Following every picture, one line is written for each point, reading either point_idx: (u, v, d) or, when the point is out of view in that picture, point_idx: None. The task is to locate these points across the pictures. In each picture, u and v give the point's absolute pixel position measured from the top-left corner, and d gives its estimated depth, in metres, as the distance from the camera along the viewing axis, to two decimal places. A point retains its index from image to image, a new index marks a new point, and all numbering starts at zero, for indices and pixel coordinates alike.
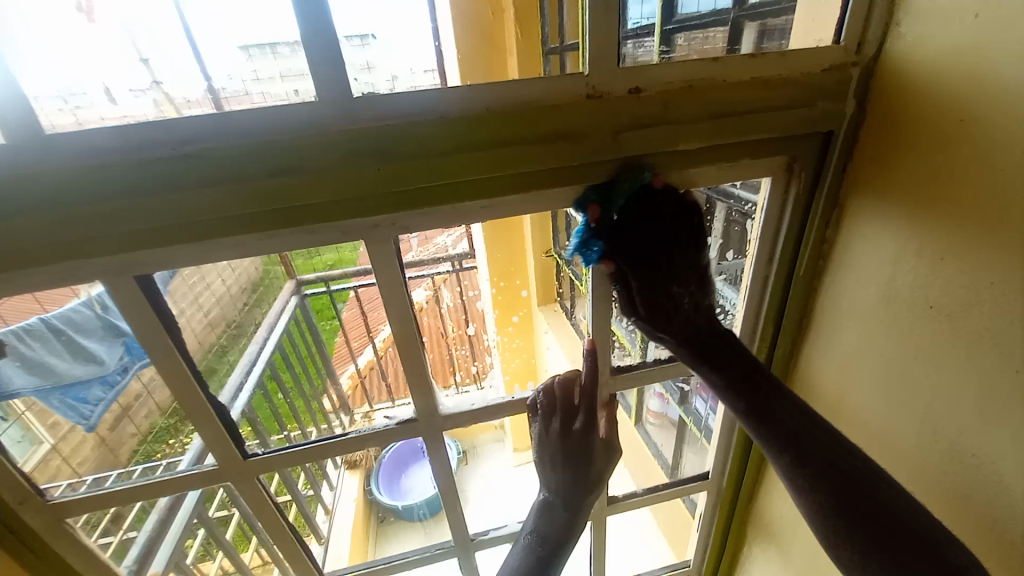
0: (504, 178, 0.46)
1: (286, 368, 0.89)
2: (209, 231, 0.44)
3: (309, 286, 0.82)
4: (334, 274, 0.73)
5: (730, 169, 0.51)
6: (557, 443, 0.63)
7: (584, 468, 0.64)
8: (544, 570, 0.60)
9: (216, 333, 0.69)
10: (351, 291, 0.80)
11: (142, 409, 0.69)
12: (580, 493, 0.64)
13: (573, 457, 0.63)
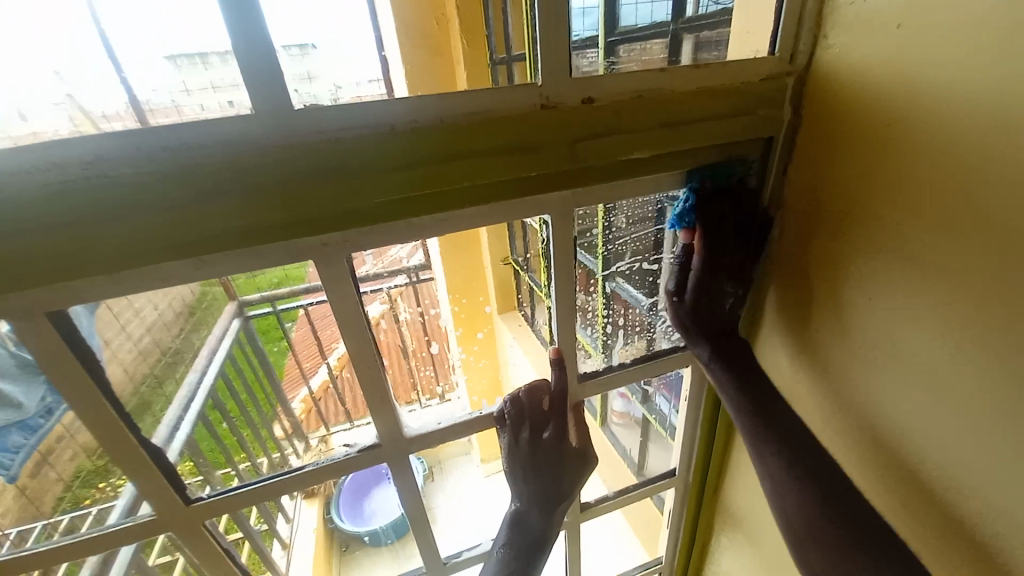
0: (462, 190, 0.44)
1: (231, 395, 0.82)
2: (132, 261, 0.39)
3: (251, 308, 0.74)
4: (281, 293, 0.67)
5: (682, 175, 0.52)
6: (529, 454, 0.62)
7: (557, 476, 0.63)
8: None
9: (151, 362, 0.64)
10: (298, 310, 0.71)
11: (65, 451, 0.59)
12: (553, 501, 0.64)
13: (545, 467, 0.63)
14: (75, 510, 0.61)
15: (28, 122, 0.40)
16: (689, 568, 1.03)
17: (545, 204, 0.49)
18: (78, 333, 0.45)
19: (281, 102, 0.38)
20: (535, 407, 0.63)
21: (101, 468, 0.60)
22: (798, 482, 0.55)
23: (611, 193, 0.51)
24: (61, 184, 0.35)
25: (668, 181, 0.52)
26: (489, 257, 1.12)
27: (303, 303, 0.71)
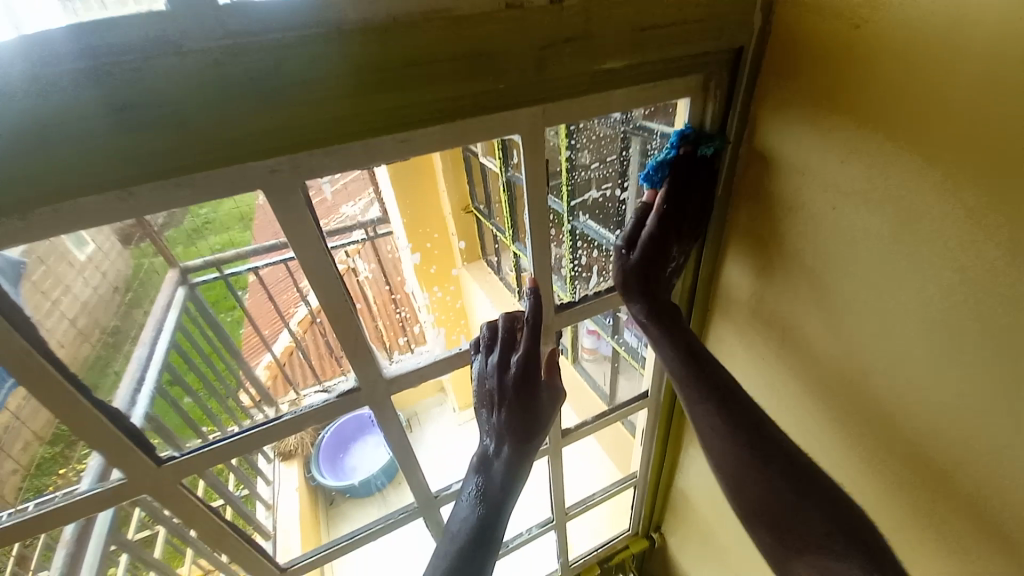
0: (422, 107, 0.41)
1: (188, 369, 0.72)
2: (51, 195, 0.35)
3: (197, 275, 0.65)
4: (226, 254, 0.61)
5: (652, 89, 0.51)
6: (498, 383, 0.61)
7: (525, 407, 0.61)
8: (485, 521, 0.59)
9: (91, 345, 0.55)
10: (249, 275, 0.66)
11: (13, 441, 0.54)
12: (524, 433, 0.62)
13: (513, 399, 0.60)
14: (40, 497, 0.55)
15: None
16: (660, 479, 1.11)
17: (513, 123, 0.46)
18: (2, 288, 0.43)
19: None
20: (507, 338, 0.62)
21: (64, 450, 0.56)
22: (749, 466, 0.57)
23: (581, 110, 0.48)
24: None
25: (637, 96, 0.50)
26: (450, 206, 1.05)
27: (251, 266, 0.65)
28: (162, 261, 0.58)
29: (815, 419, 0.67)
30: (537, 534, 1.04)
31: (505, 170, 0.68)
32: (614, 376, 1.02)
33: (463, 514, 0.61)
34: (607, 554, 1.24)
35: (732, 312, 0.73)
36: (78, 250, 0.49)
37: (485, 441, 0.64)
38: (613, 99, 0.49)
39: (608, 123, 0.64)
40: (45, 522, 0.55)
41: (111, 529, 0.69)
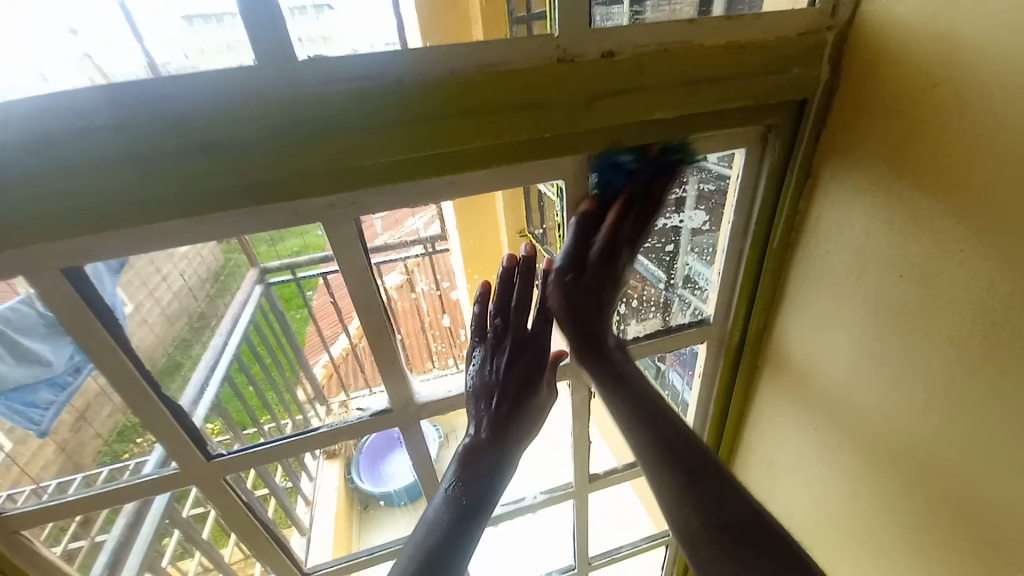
0: (468, 153, 0.42)
1: (263, 366, 0.83)
2: (132, 216, 0.39)
3: (274, 274, 0.74)
4: (300, 261, 0.67)
5: (702, 141, 0.50)
6: (500, 373, 0.58)
7: (519, 402, 0.58)
8: (467, 527, 0.51)
9: (178, 327, 0.63)
10: (319, 278, 0.73)
11: (102, 408, 0.61)
12: (513, 429, 0.57)
13: (513, 390, 0.58)
14: (114, 463, 0.62)
15: (44, 79, 0.37)
16: None
17: (559, 167, 0.47)
18: (104, 282, 0.46)
19: (282, 52, 0.36)
20: (515, 320, 0.58)
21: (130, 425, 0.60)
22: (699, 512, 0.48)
23: (630, 157, 0.48)
24: (63, 135, 0.35)
25: (690, 146, 0.50)
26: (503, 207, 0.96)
27: (319, 272, 0.73)
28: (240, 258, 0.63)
29: (880, 504, 0.60)
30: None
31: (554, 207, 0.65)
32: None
33: (438, 512, 0.53)
34: None
35: (785, 374, 0.68)
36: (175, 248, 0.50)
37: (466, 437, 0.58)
38: (663, 147, 0.49)
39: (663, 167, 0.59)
40: (104, 497, 0.60)
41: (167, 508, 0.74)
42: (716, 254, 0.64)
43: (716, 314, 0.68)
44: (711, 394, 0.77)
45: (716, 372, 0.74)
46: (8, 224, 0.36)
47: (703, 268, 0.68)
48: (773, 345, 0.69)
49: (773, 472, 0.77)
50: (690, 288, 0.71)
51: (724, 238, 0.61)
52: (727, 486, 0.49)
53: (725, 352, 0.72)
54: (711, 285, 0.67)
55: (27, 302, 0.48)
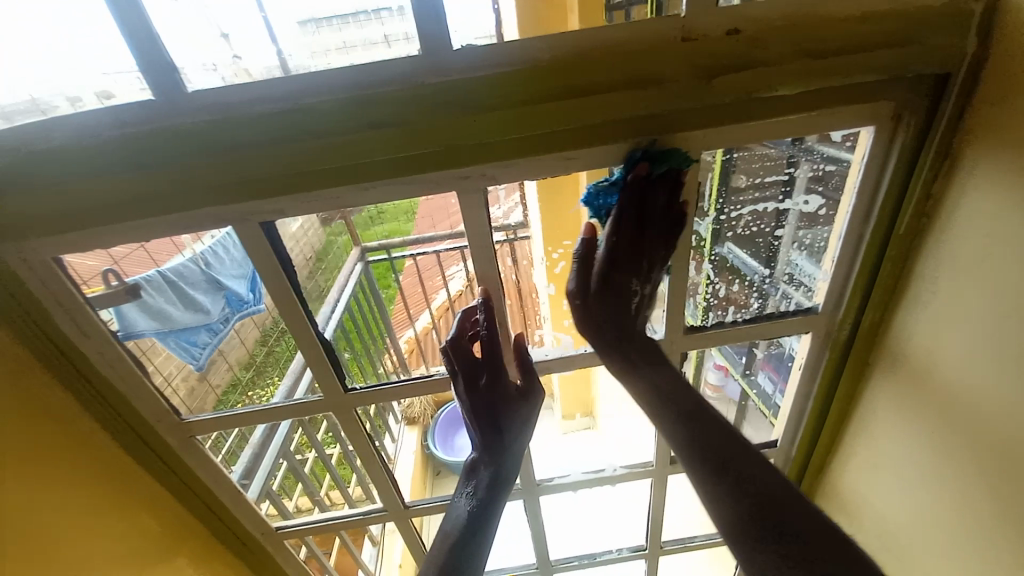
0: (590, 128, 0.47)
1: (353, 331, 0.88)
2: (312, 179, 0.47)
3: (372, 254, 0.90)
4: (395, 242, 0.84)
5: (829, 118, 0.49)
6: (469, 401, 0.65)
7: (500, 446, 0.67)
8: (484, 522, 0.66)
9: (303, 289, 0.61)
10: (408, 260, 0.93)
11: (221, 365, 0.75)
12: (502, 446, 0.67)
13: (485, 412, 0.65)
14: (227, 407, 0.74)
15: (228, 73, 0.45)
16: None
17: (673, 144, 0.49)
18: (278, 236, 0.54)
19: (442, 40, 0.43)
20: (466, 358, 0.63)
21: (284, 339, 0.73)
22: (731, 500, 0.52)
23: (746, 135, 0.49)
24: (275, 110, 0.44)
25: (811, 122, 0.49)
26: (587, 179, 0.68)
27: (409, 255, 0.92)
28: (348, 235, 0.72)
29: (1012, 519, 0.55)
30: (627, 556, 1.02)
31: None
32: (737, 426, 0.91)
33: (458, 512, 0.67)
34: None
35: (900, 371, 0.64)
36: (292, 223, 0.55)
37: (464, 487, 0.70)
38: (784, 124, 0.49)
39: (774, 149, 0.59)
40: (256, 415, 0.69)
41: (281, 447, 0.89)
42: (831, 240, 0.62)
43: (825, 304, 0.65)
44: (811, 390, 0.75)
45: (819, 365, 0.71)
46: (232, 181, 0.47)
47: (810, 258, 0.66)
48: (889, 341, 0.65)
49: (879, 479, 0.73)
50: (792, 284, 0.68)
51: (842, 224, 0.59)
52: (759, 480, 0.52)
53: (832, 345, 0.69)
54: (819, 277, 0.65)
55: (190, 260, 0.63)
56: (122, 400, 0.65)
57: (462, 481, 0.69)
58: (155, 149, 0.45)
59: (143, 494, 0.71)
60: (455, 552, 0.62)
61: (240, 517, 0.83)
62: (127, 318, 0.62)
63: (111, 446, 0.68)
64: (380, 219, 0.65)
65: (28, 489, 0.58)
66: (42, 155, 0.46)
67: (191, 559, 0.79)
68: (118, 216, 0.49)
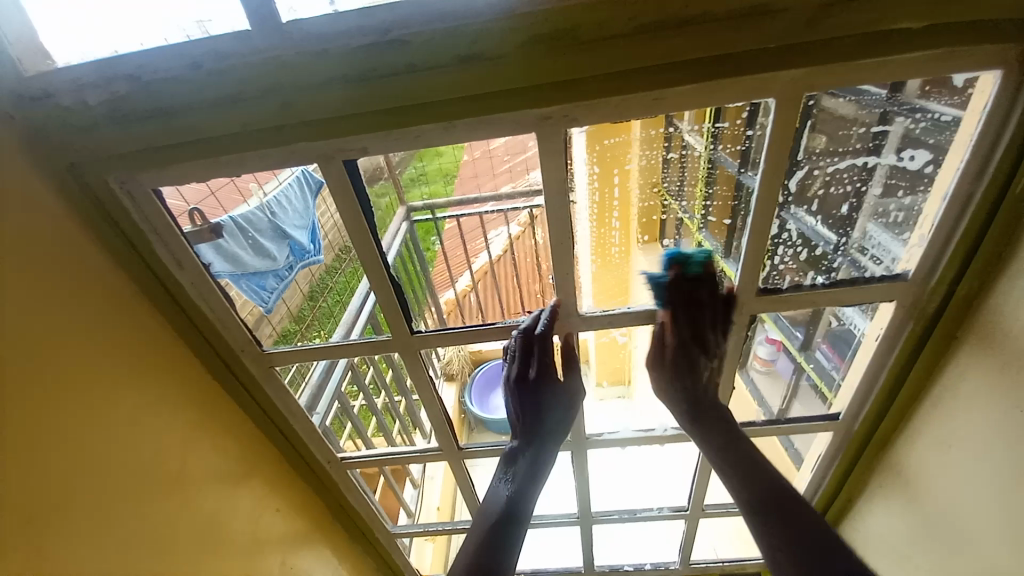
0: (685, 65, 0.44)
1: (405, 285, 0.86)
2: (398, 117, 0.48)
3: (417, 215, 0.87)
4: (440, 202, 0.85)
5: (955, 59, 0.44)
6: (515, 387, 0.71)
7: (540, 438, 0.74)
8: (516, 510, 0.69)
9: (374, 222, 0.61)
10: (451, 220, 0.94)
11: (278, 312, 0.78)
12: (540, 439, 0.74)
13: (529, 399, 0.72)
14: (289, 343, 0.77)
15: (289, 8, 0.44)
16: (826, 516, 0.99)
17: (773, 85, 0.45)
18: (360, 177, 0.55)
19: None
20: (527, 348, 0.69)
21: (349, 267, 0.74)
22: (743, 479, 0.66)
23: (855, 77, 0.45)
24: (365, 46, 0.45)
25: (932, 65, 0.45)
26: (639, 128, 0.59)
27: (453, 215, 0.93)
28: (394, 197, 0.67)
29: None
30: (666, 515, 1.03)
31: (710, 149, 0.61)
32: (788, 401, 0.88)
33: (500, 489, 0.72)
34: (736, 571, 1.19)
35: (993, 346, 0.60)
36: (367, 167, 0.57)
37: (502, 479, 0.73)
38: (899, 65, 0.44)
39: (867, 99, 0.54)
40: (327, 352, 0.73)
41: (336, 389, 0.94)
42: (928, 204, 0.57)
43: (916, 271, 0.61)
44: (885, 361, 0.71)
45: (900, 336, 0.67)
46: (323, 117, 0.49)
47: (898, 220, 0.61)
48: (984, 314, 0.60)
49: (953, 462, 0.69)
50: (867, 255, 0.64)
51: (947, 182, 0.54)
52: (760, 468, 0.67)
53: (917, 315, 0.65)
54: (911, 241, 0.60)
55: (257, 210, 0.70)
56: (210, 328, 0.71)
57: (501, 466, 0.75)
58: (253, 83, 0.47)
59: (226, 417, 0.78)
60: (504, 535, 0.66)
61: (309, 446, 0.90)
62: (207, 258, 0.65)
63: (199, 370, 0.74)
64: (421, 182, 0.65)
65: (138, 404, 0.64)
66: (151, 88, 0.48)
67: (266, 479, 0.86)
68: (216, 152, 0.52)
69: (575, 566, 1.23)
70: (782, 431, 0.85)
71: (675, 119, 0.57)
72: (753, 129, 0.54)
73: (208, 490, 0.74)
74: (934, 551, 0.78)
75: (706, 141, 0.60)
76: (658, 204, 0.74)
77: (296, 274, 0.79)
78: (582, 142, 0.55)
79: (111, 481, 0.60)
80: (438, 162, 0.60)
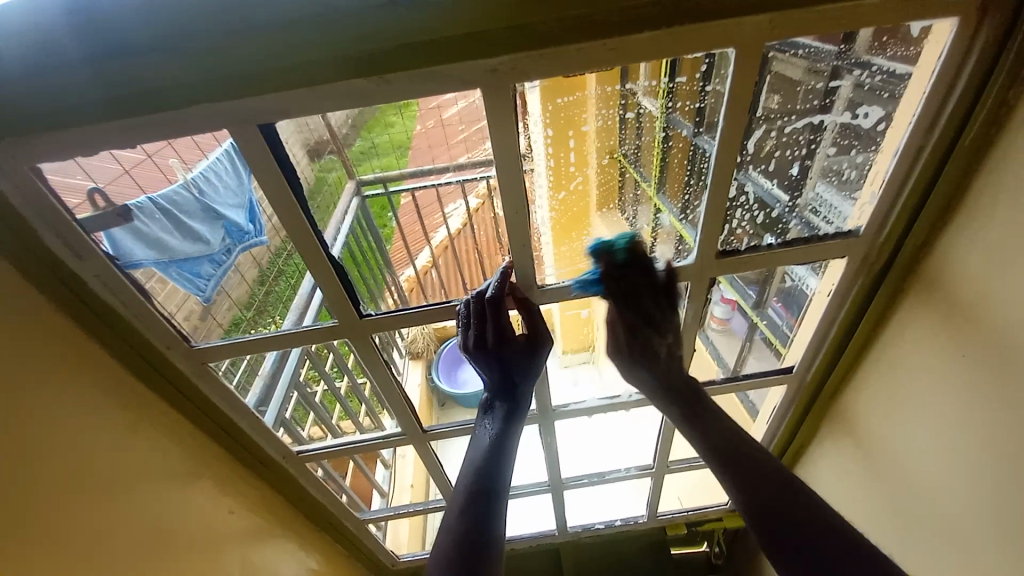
0: (641, 9, 0.40)
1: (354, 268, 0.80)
2: (323, 73, 0.42)
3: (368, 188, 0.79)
4: (392, 175, 0.76)
5: (914, 3, 0.43)
6: (476, 353, 0.67)
7: (513, 392, 0.71)
8: (493, 470, 0.66)
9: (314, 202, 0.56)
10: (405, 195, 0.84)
11: (222, 304, 0.69)
12: (511, 393, 0.71)
13: (495, 358, 0.68)
14: (237, 334, 0.69)
15: None
16: (778, 463, 1.05)
17: (733, 33, 0.43)
18: (281, 147, 0.49)
19: None
20: (480, 310, 0.65)
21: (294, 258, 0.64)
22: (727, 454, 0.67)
23: (817, 24, 0.43)
24: None
25: (892, 10, 0.43)
26: (595, 84, 0.54)
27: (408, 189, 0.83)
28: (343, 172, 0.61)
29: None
30: (633, 474, 1.07)
31: (665, 113, 0.59)
32: (741, 357, 0.88)
33: (479, 444, 0.69)
34: (697, 519, 1.25)
35: (936, 297, 0.62)
36: (306, 142, 0.51)
37: (483, 426, 0.72)
38: (861, 10, 0.42)
39: (819, 54, 0.53)
40: (271, 342, 0.67)
41: (291, 378, 0.87)
42: (879, 160, 0.57)
43: (867, 227, 0.61)
44: (834, 316, 0.73)
45: (849, 290, 0.69)
46: (231, 73, 0.42)
47: (844, 179, 0.61)
48: (929, 265, 0.62)
49: (900, 406, 0.73)
50: (819, 213, 0.64)
51: (900, 135, 0.54)
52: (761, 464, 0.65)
53: (866, 269, 0.66)
54: (860, 198, 0.61)
55: (183, 187, 0.59)
56: (127, 327, 0.63)
57: (481, 417, 0.72)
58: (139, 34, 0.40)
59: (161, 419, 0.71)
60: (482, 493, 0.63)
61: (260, 441, 0.84)
62: (122, 246, 0.57)
63: (125, 373, 0.66)
64: (373, 154, 0.59)
65: (53, 413, 0.56)
66: (12, 42, 0.40)
67: (216, 480, 0.81)
68: (105, 120, 0.44)
69: (546, 531, 1.25)
70: (736, 387, 0.87)
71: (633, 76, 0.53)
72: (706, 83, 0.51)
73: (153, 497, 0.69)
74: (878, 488, 0.83)
75: (662, 104, 0.57)
76: (615, 168, 0.70)
77: (240, 259, 0.67)
78: (535, 99, 0.50)
79: (36, 501, 0.53)
80: (385, 133, 0.55)
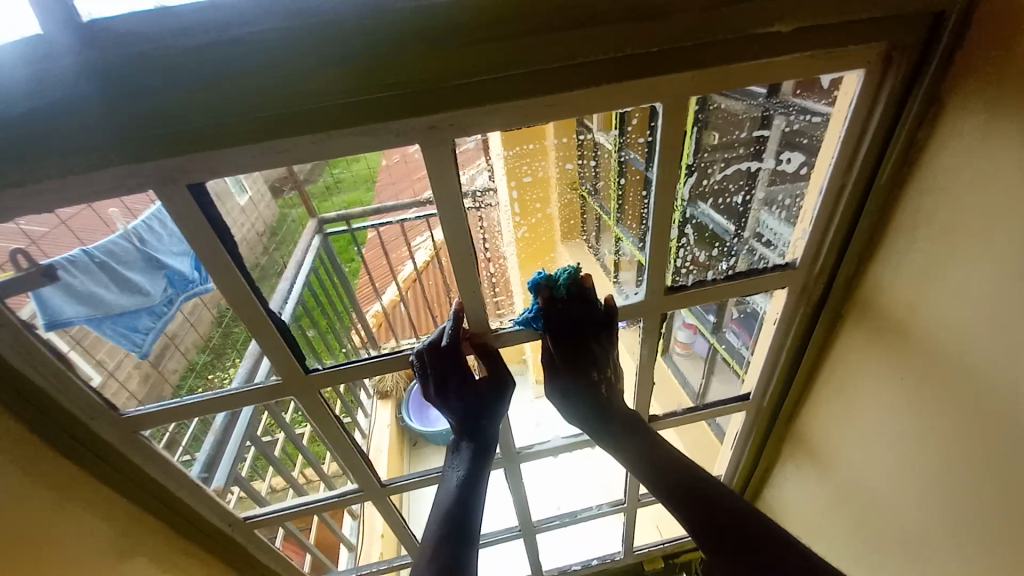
0: (570, 69, 0.42)
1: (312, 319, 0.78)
2: (255, 132, 0.42)
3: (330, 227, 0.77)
4: (356, 213, 0.74)
5: (822, 60, 0.47)
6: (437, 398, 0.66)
7: (478, 431, 0.69)
8: (462, 516, 0.62)
9: (256, 254, 0.55)
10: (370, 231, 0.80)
11: (171, 358, 0.64)
12: (476, 432, 0.69)
13: (459, 400, 0.66)
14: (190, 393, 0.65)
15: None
16: (747, 489, 1.06)
17: (658, 88, 0.45)
18: (213, 205, 0.47)
19: None
20: (440, 355, 0.63)
21: (239, 329, 0.62)
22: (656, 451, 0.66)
23: (736, 79, 0.46)
24: (196, 48, 0.37)
25: (800, 66, 0.46)
26: (552, 134, 0.55)
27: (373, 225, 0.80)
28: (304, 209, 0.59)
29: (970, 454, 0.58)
30: (607, 511, 1.04)
31: (618, 151, 0.59)
32: (705, 381, 0.90)
33: (448, 488, 0.66)
34: (673, 551, 1.24)
35: (873, 322, 0.66)
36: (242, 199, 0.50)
37: (450, 470, 0.69)
38: (774, 67, 0.46)
39: (751, 101, 0.56)
40: (215, 402, 0.63)
41: (248, 433, 0.80)
42: (807, 198, 0.60)
43: (803, 259, 0.64)
44: (783, 343, 0.75)
45: (793, 318, 0.71)
46: (156, 134, 0.41)
47: (779, 214, 0.65)
48: (863, 293, 0.66)
49: (852, 427, 0.75)
50: (761, 243, 0.67)
51: (822, 174, 0.58)
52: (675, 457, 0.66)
53: (806, 299, 0.69)
54: (795, 232, 0.64)
55: (122, 237, 0.54)
56: (45, 399, 0.58)
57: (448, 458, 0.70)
58: (50, 98, 0.38)
59: (86, 494, 0.65)
60: (448, 543, 0.59)
61: (203, 508, 0.78)
62: (51, 305, 0.54)
63: (45, 447, 0.60)
64: (339, 189, 0.57)
65: None
66: None
67: (152, 556, 0.74)
68: (14, 184, 0.42)
69: None
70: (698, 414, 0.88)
71: (584, 123, 0.55)
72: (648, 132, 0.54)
73: None
74: (840, 510, 0.85)
75: (614, 146, 0.59)
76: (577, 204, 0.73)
77: (187, 308, 0.62)
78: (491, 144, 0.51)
79: None
80: (351, 167, 0.52)
